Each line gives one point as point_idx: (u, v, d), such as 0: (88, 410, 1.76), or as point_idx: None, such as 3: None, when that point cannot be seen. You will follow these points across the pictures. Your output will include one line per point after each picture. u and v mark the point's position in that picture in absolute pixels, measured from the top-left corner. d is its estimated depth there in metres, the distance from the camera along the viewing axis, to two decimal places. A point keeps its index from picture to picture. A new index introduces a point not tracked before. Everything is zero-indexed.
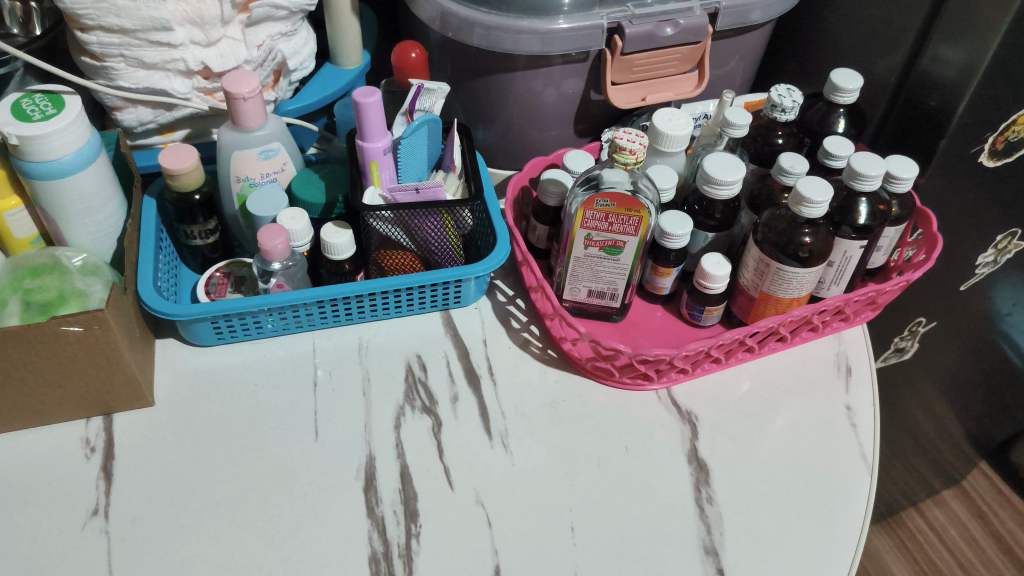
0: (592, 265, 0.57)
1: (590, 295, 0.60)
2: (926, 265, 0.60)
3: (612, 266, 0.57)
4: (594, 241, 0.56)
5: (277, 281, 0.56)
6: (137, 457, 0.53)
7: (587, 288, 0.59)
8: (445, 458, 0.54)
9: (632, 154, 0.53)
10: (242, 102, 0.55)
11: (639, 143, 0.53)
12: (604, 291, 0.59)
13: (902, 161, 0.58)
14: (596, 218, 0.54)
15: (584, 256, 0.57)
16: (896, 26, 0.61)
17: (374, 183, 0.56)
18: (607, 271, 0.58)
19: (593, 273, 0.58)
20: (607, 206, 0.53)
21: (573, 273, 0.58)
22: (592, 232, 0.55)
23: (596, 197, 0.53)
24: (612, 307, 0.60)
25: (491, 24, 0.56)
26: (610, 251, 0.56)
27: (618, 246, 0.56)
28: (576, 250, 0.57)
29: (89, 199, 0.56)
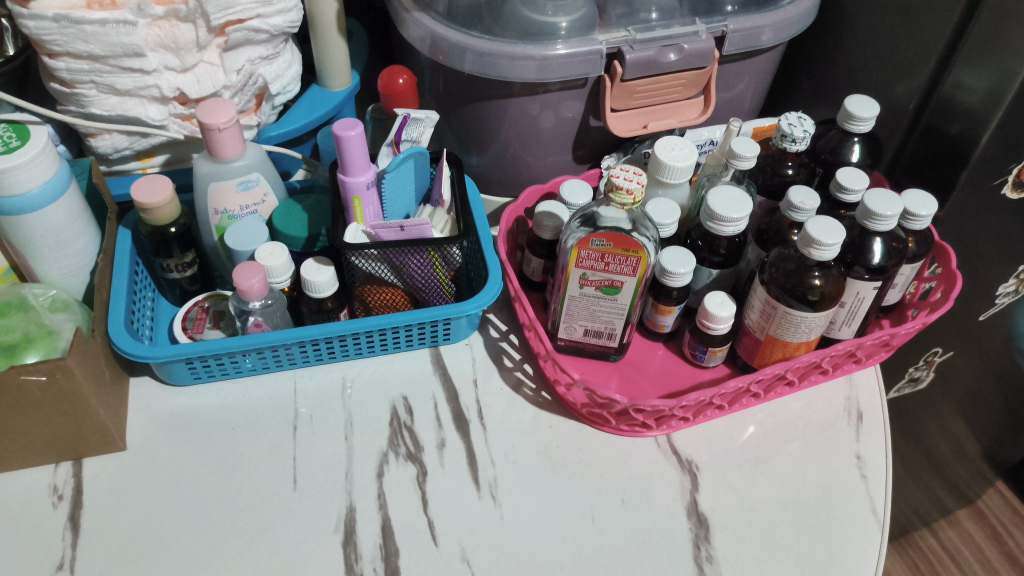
0: (588, 304, 0.54)
1: (587, 335, 0.56)
2: (946, 306, 0.56)
3: (610, 306, 0.54)
4: (590, 281, 0.53)
5: (254, 320, 0.54)
6: (106, 506, 0.51)
7: (584, 329, 0.56)
8: (430, 510, 0.51)
9: (629, 194, 0.48)
10: (217, 132, 0.52)
11: (638, 182, 0.49)
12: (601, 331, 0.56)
13: (921, 196, 0.54)
14: (591, 257, 0.51)
15: (580, 295, 0.54)
16: (916, 46, 0.57)
17: (357, 220, 0.53)
18: (604, 312, 0.55)
19: (589, 312, 0.55)
20: (603, 245, 0.50)
21: (568, 310, 0.55)
22: (588, 271, 0.52)
23: (592, 236, 0.50)
24: (611, 347, 0.57)
25: (482, 49, 0.53)
26: (607, 291, 0.53)
27: (615, 286, 0.53)
28: (571, 288, 0.54)
29: (60, 233, 0.53)
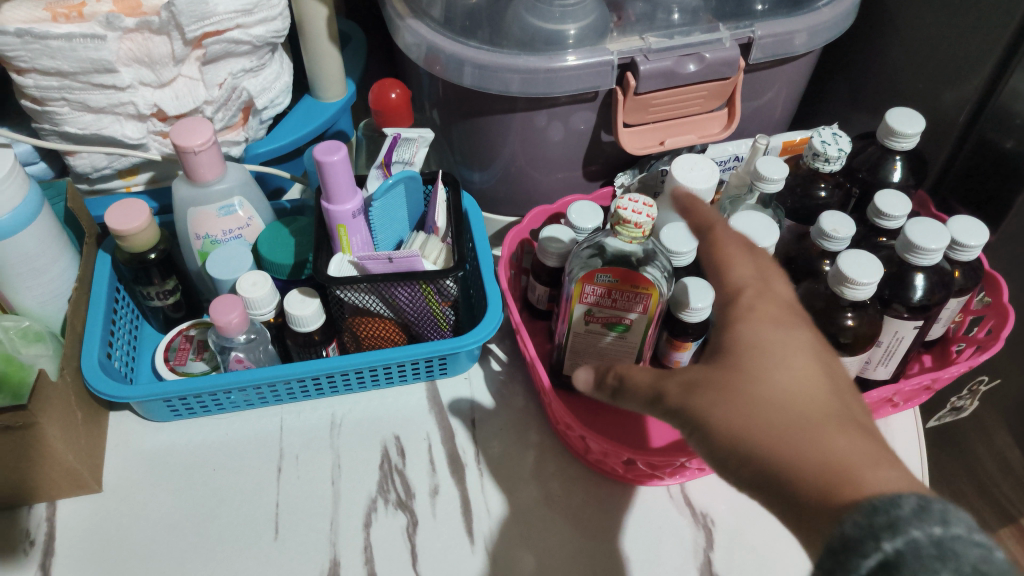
0: (593, 341, 0.49)
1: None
2: (996, 346, 0.49)
3: (618, 343, 0.49)
4: (596, 317, 0.48)
5: (236, 356, 0.50)
6: (78, 554, 0.47)
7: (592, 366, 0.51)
8: (418, 566, 0.47)
9: (639, 229, 0.41)
10: (193, 155, 0.48)
11: (647, 214, 0.42)
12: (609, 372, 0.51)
13: (969, 223, 0.48)
14: (596, 293, 0.46)
15: (586, 331, 0.49)
16: (965, 51, 0.51)
17: (343, 249, 0.49)
18: (614, 349, 0.50)
19: (596, 349, 0.50)
20: (609, 281, 0.45)
21: (573, 347, 0.50)
22: (593, 307, 0.47)
23: (596, 271, 0.45)
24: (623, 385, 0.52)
25: (481, 62, 0.48)
26: (614, 328, 0.48)
27: (623, 322, 0.48)
28: (576, 324, 0.49)
29: (34, 260, 0.50)
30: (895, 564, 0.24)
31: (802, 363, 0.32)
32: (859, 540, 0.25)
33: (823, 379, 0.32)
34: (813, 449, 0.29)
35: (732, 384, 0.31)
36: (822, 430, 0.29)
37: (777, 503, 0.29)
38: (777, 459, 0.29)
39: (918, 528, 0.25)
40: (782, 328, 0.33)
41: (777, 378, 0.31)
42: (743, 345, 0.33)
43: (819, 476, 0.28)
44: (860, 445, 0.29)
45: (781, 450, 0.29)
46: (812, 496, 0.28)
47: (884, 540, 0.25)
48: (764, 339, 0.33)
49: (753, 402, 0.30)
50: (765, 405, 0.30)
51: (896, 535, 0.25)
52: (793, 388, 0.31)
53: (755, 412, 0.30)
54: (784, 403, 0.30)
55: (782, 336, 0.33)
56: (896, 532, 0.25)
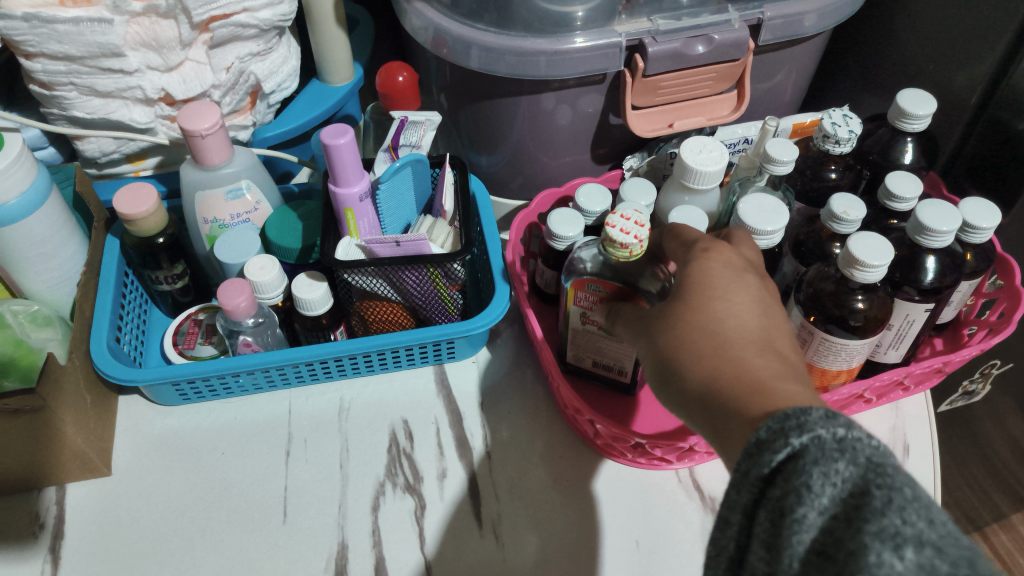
0: (591, 339, 0.48)
1: (598, 365, 0.51)
2: (1009, 330, 0.49)
3: (614, 345, 0.48)
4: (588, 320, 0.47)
5: (245, 339, 0.50)
6: (88, 538, 0.48)
7: (596, 360, 0.50)
8: (426, 549, 0.47)
9: (626, 249, 0.40)
10: (200, 139, 0.48)
11: (637, 233, 0.40)
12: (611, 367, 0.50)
13: (981, 205, 0.48)
14: (589, 299, 0.45)
15: (584, 327, 0.48)
16: (978, 30, 0.50)
17: (350, 233, 0.49)
18: (612, 348, 0.48)
19: (595, 346, 0.49)
20: (600, 289, 0.44)
21: (572, 340, 0.50)
22: (585, 309, 0.46)
23: (586, 280, 0.44)
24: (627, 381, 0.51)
25: (487, 44, 0.48)
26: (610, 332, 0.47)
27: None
28: (574, 320, 0.48)
29: (43, 245, 0.50)
30: (801, 455, 0.25)
31: (744, 301, 0.35)
32: (770, 438, 0.27)
33: (760, 316, 0.35)
34: (733, 367, 0.32)
35: (677, 316, 0.35)
36: (746, 353, 0.32)
37: (701, 416, 0.32)
38: (705, 375, 0.32)
39: (824, 427, 0.26)
40: (736, 276, 0.36)
41: (715, 308, 0.35)
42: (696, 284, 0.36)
43: (733, 387, 0.31)
44: (777, 368, 0.32)
45: (710, 368, 0.33)
46: (725, 404, 0.31)
47: (792, 436, 0.26)
48: (714, 281, 0.36)
49: (690, 328, 0.34)
50: (700, 332, 0.34)
51: (803, 432, 0.26)
52: (732, 320, 0.34)
53: (691, 337, 0.34)
54: (719, 329, 0.34)
55: (731, 279, 0.36)
56: (802, 429, 0.26)
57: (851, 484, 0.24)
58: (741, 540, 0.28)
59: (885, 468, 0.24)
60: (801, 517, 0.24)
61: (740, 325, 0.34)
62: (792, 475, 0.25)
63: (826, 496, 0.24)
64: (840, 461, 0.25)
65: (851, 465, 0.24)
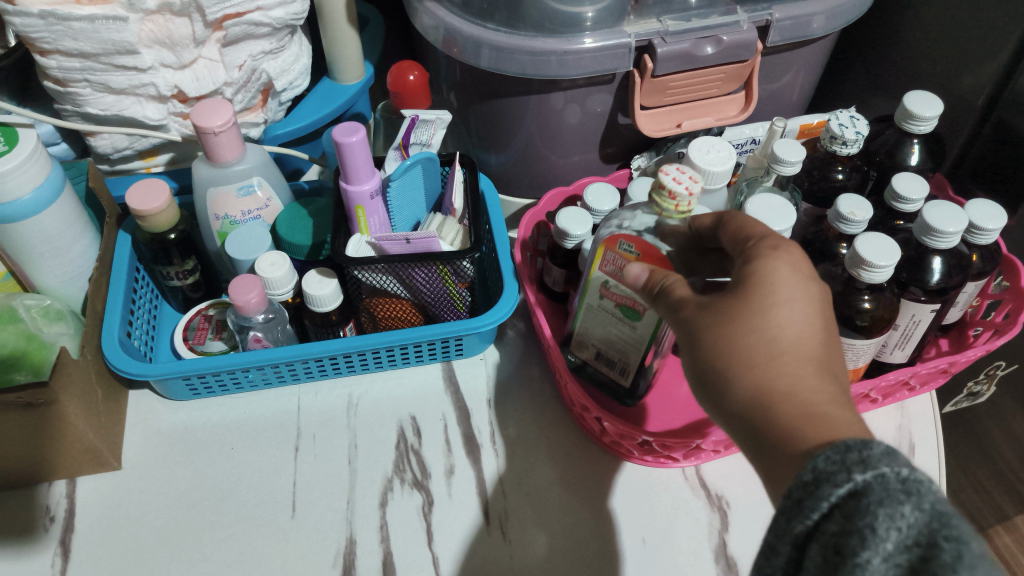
0: (604, 315, 0.46)
1: (600, 359, 0.49)
2: (1014, 330, 0.49)
3: (627, 328, 0.45)
4: (609, 294, 0.44)
5: (255, 335, 0.50)
6: (99, 530, 0.48)
7: (599, 352, 0.49)
8: (433, 545, 0.47)
9: (670, 197, 0.37)
10: (213, 136, 0.48)
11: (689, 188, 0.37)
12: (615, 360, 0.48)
13: (988, 207, 0.48)
14: (616, 263, 0.42)
15: (598, 306, 0.46)
16: (986, 34, 0.50)
17: (361, 231, 0.49)
18: (620, 339, 0.46)
19: (605, 326, 0.46)
20: (634, 253, 0.40)
21: (585, 318, 0.47)
22: (611, 279, 0.43)
23: (621, 238, 0.40)
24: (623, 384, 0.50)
25: (498, 44, 0.48)
26: (626, 311, 0.44)
27: (636, 309, 0.43)
28: (592, 296, 0.46)
29: (56, 240, 0.50)
30: (864, 492, 0.25)
31: (807, 308, 0.33)
32: (831, 472, 0.27)
33: (821, 326, 0.33)
34: (786, 386, 0.31)
35: (733, 312, 0.33)
36: (801, 371, 0.32)
37: (741, 423, 0.32)
38: (756, 387, 0.32)
39: (888, 465, 0.26)
40: (800, 276, 0.34)
41: (777, 313, 0.33)
42: (756, 281, 0.34)
43: (786, 412, 0.31)
44: (828, 390, 0.31)
45: (760, 380, 0.32)
46: (775, 426, 0.31)
47: (855, 472, 0.26)
48: (778, 279, 0.33)
49: (745, 332, 0.32)
50: (755, 336, 0.32)
51: (866, 469, 0.26)
52: (791, 329, 0.32)
53: (745, 340, 0.32)
54: (777, 337, 0.32)
55: (796, 284, 0.33)
56: (866, 466, 0.26)
57: (917, 531, 0.24)
58: (787, 568, 0.28)
59: (950, 518, 0.24)
60: (865, 562, 0.25)
61: (797, 337, 0.32)
62: (854, 511, 0.25)
63: (891, 541, 0.24)
64: (904, 504, 0.25)
65: (917, 510, 0.24)
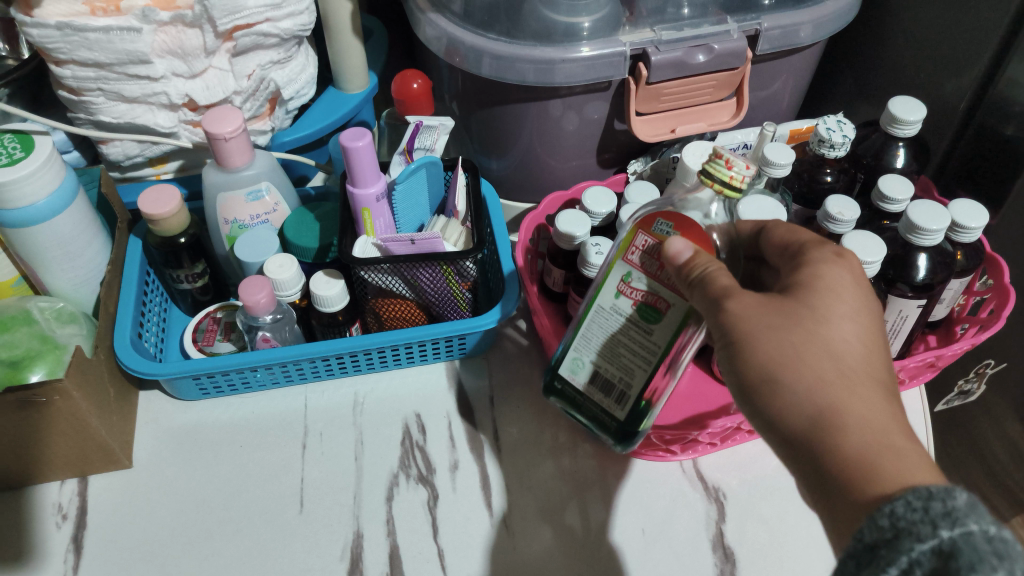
0: (616, 324, 0.42)
1: (594, 385, 0.44)
2: (999, 324, 0.51)
3: (639, 337, 0.41)
4: (629, 288, 0.40)
5: (263, 335, 0.52)
6: (111, 527, 0.49)
7: (597, 373, 0.44)
8: (439, 538, 0.48)
9: (728, 163, 0.35)
10: (224, 142, 0.50)
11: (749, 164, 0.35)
12: (614, 381, 0.43)
13: (969, 206, 0.50)
14: (647, 248, 0.39)
15: (610, 311, 0.42)
16: (967, 41, 0.52)
17: (367, 232, 0.51)
18: (628, 353, 0.42)
19: (612, 338, 0.42)
20: (667, 234, 0.38)
21: (587, 334, 0.43)
22: (635, 270, 0.40)
23: (658, 216, 0.38)
24: (616, 415, 0.44)
25: (498, 52, 0.50)
26: (644, 313, 0.40)
27: (658, 307, 0.39)
28: (605, 297, 0.42)
29: (69, 244, 0.52)
30: (951, 550, 0.26)
31: (865, 328, 0.35)
32: (915, 527, 0.27)
33: (877, 346, 0.35)
34: (850, 408, 0.32)
35: (796, 321, 0.34)
36: (866, 392, 0.33)
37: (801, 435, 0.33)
38: (822, 401, 0.33)
39: (976, 523, 0.26)
40: (858, 291, 0.36)
41: (841, 327, 0.34)
42: (821, 294, 0.35)
43: (856, 432, 0.32)
44: (890, 413, 0.33)
45: (822, 396, 0.33)
46: (845, 444, 0.32)
47: (941, 527, 0.27)
48: (841, 292, 0.35)
49: (811, 343, 0.34)
50: (819, 353, 0.34)
51: (954, 525, 0.26)
52: (854, 346, 0.34)
53: (810, 359, 0.33)
54: (840, 355, 0.34)
55: (857, 299, 0.36)
56: (954, 522, 0.26)
57: None
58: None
59: None
60: None
61: (859, 354, 0.34)
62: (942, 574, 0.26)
63: None
64: (998, 568, 0.25)
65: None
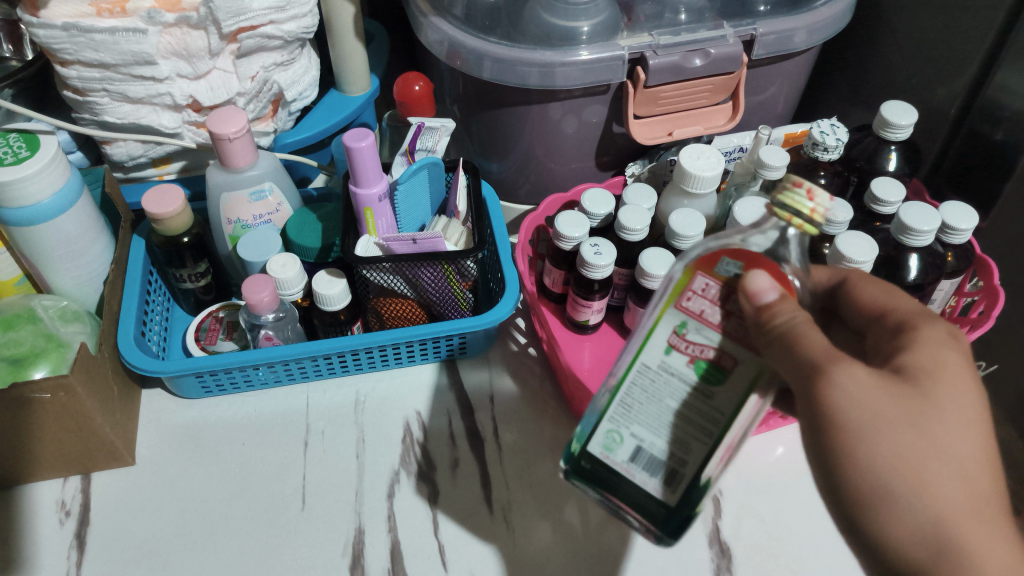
0: (666, 386, 0.35)
1: (636, 462, 0.37)
2: (989, 324, 0.52)
3: (697, 403, 0.35)
4: (684, 341, 0.34)
5: (266, 333, 0.52)
6: (114, 524, 0.49)
7: (640, 449, 0.37)
8: (440, 535, 0.49)
9: (810, 193, 0.30)
10: (228, 143, 0.50)
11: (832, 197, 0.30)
12: (663, 458, 0.36)
13: (960, 208, 0.51)
14: (708, 291, 0.33)
15: (658, 370, 0.35)
16: (957, 47, 0.54)
17: (369, 232, 0.51)
18: (682, 421, 0.35)
19: (660, 403, 0.36)
20: (734, 274, 0.33)
21: (627, 399, 0.37)
22: (691, 318, 0.34)
23: (723, 251, 0.33)
24: (664, 498, 0.37)
25: (499, 55, 0.51)
26: (704, 372, 0.34)
27: (721, 365, 0.34)
28: (651, 354, 0.35)
29: (73, 243, 0.52)
30: None
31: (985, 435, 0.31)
32: None
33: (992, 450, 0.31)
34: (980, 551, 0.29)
35: (926, 436, 0.29)
36: (991, 526, 0.29)
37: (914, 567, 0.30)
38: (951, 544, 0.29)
39: None
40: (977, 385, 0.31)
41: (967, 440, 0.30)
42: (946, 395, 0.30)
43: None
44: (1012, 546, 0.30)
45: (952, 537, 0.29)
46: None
47: None
48: (966, 391, 0.31)
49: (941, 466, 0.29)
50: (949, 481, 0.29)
51: None
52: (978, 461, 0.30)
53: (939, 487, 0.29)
54: (968, 480, 0.29)
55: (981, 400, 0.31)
56: None
57: None
58: None
59: None
60: None
61: (983, 472, 0.30)
62: None
63: None
64: None
65: None
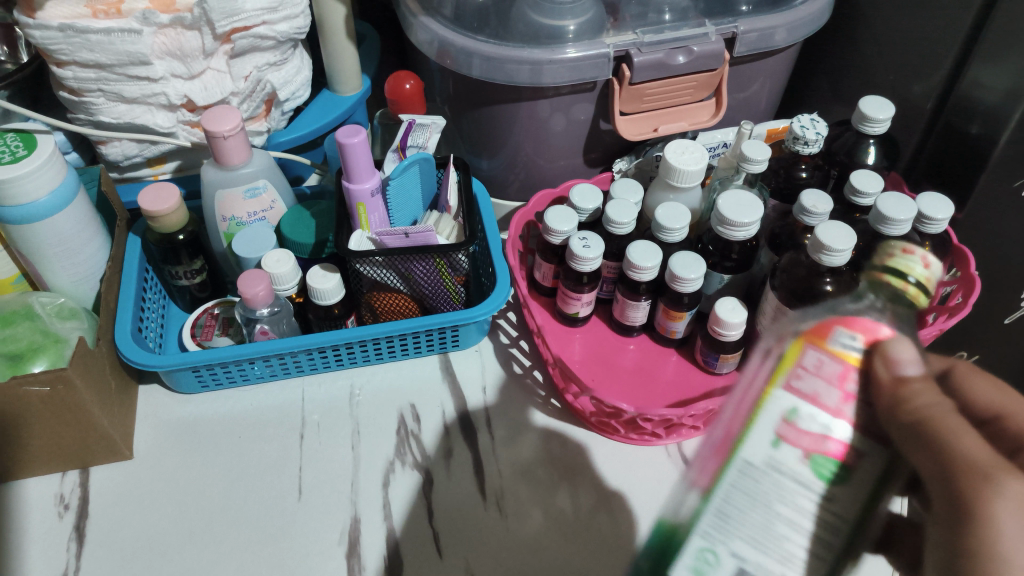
0: (772, 488, 0.27)
1: None
2: (965, 311, 0.54)
3: (811, 511, 0.27)
4: (799, 428, 0.27)
5: (261, 328, 0.53)
6: (112, 516, 0.50)
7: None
8: (434, 522, 0.50)
9: None
10: (223, 140, 0.51)
11: None
12: None
13: (937, 199, 0.53)
14: (824, 366, 0.28)
15: (763, 468, 0.27)
16: (932, 44, 0.55)
17: (362, 227, 0.52)
18: (794, 535, 0.27)
19: (763, 511, 0.27)
20: (855, 350, 0.28)
21: (719, 510, 0.28)
22: (804, 402, 0.27)
23: (836, 324, 0.28)
24: None
25: (487, 53, 0.52)
26: (820, 468, 0.27)
27: (844, 463, 0.27)
28: (754, 447, 0.28)
29: (70, 241, 0.53)
30: None
31: None
32: None
33: None
34: None
35: None
36: None
37: None
38: None
39: None
40: None
41: None
42: None
43: None
44: None
45: None
46: None
47: None
48: None
49: None
50: None
51: None
52: None
53: None
54: None
55: None
56: None
57: None
58: None
59: None
60: None
61: None
62: None
63: None
64: None
65: None
